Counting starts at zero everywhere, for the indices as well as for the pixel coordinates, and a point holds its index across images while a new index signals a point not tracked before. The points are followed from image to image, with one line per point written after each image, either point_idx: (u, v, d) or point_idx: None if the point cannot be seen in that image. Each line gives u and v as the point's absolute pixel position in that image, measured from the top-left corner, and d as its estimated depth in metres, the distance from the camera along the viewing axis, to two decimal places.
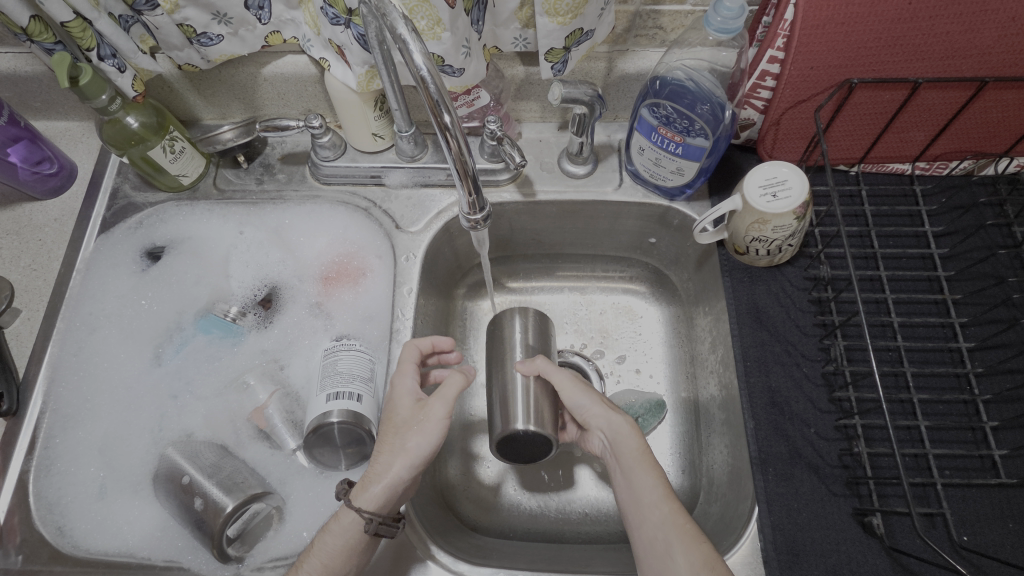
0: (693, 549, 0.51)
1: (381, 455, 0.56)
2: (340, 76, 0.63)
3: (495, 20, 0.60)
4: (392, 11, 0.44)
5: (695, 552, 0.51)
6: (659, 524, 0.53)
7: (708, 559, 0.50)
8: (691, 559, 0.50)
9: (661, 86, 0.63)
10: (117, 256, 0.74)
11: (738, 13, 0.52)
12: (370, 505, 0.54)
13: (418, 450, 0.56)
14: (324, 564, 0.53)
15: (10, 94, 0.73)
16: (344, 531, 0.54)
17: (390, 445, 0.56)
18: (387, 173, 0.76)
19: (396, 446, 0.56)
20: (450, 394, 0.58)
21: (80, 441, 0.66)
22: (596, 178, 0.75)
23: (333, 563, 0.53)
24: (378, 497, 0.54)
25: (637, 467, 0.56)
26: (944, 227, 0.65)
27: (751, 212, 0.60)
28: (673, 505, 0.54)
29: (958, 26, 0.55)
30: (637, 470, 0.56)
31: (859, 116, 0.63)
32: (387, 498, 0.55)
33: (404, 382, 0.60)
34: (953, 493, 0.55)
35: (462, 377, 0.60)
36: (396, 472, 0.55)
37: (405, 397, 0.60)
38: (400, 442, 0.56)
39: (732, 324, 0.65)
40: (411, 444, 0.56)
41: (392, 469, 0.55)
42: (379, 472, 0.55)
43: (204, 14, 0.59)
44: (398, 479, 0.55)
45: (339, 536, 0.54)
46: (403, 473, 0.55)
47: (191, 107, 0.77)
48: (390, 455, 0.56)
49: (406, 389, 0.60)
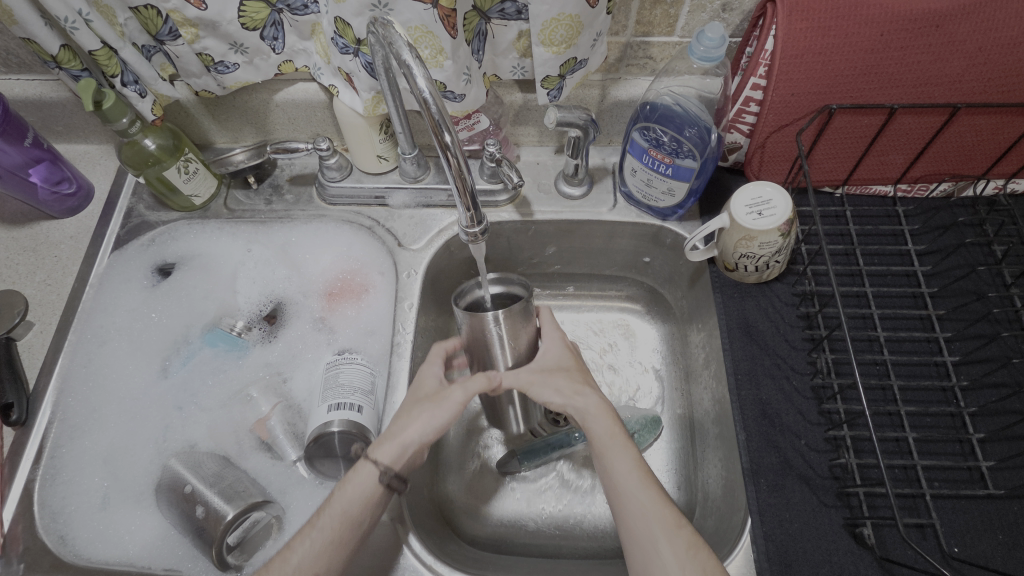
0: (676, 538, 0.52)
1: (399, 418, 0.59)
2: (348, 101, 0.67)
3: (495, 50, 0.64)
4: (398, 40, 0.47)
5: (678, 541, 0.52)
6: (640, 514, 0.54)
7: (691, 546, 0.52)
8: (675, 548, 0.52)
9: (651, 110, 0.66)
10: (129, 271, 0.77)
11: (720, 42, 0.56)
12: (385, 458, 0.57)
13: (433, 420, 0.58)
14: (344, 512, 0.55)
15: (35, 118, 0.77)
16: (362, 481, 0.56)
17: (407, 412, 0.60)
18: (390, 194, 0.79)
19: (411, 412, 0.59)
20: (472, 388, 0.60)
21: (85, 450, 0.67)
22: (591, 199, 0.78)
23: (352, 510, 0.55)
24: (394, 450, 0.57)
25: (614, 449, 0.58)
26: (926, 246, 0.68)
27: (738, 230, 0.63)
28: (653, 490, 0.55)
29: (928, 56, 0.59)
30: (613, 451, 0.58)
31: (840, 139, 0.66)
32: (400, 455, 0.57)
33: (430, 369, 0.64)
34: (944, 504, 0.56)
35: (486, 380, 0.61)
36: (410, 435, 0.58)
37: (428, 380, 0.63)
38: (417, 410, 0.59)
39: (723, 338, 0.67)
40: (427, 413, 0.59)
41: (406, 432, 0.58)
42: (396, 431, 0.58)
43: (222, 44, 0.63)
44: (410, 441, 0.58)
45: (358, 484, 0.56)
46: (416, 438, 0.58)
47: (205, 131, 0.81)
48: (408, 419, 0.59)
49: (431, 373, 0.63)
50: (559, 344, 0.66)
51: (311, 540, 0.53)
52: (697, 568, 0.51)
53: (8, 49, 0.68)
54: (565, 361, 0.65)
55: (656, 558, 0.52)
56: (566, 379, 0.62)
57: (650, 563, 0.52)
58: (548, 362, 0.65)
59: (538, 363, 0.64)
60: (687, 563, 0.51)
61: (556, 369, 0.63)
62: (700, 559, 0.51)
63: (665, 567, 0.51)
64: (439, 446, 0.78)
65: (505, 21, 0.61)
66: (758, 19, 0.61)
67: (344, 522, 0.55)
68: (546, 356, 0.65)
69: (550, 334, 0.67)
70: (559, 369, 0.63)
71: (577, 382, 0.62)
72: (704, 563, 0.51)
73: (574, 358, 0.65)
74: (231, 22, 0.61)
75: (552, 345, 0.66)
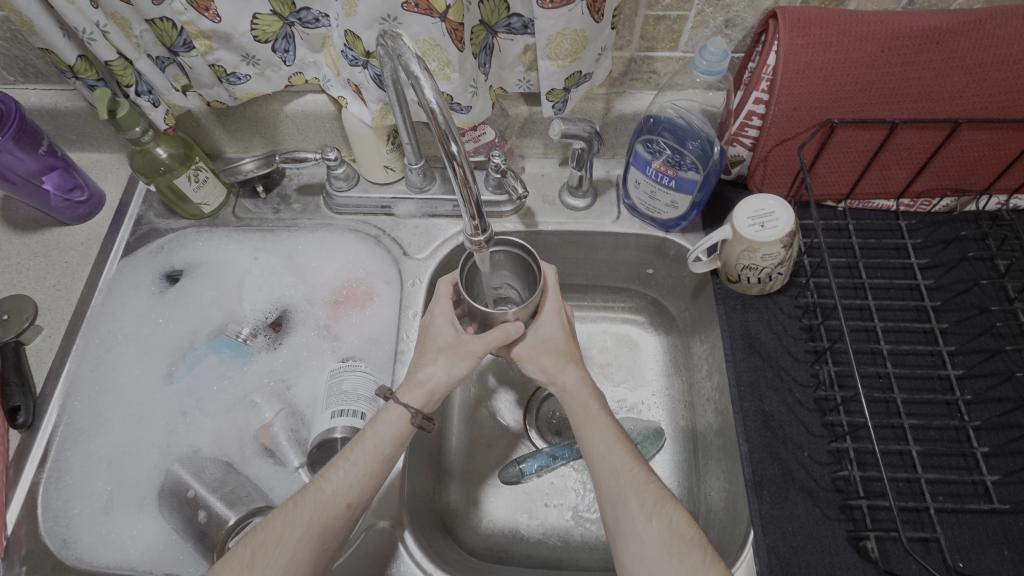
0: (644, 492, 0.55)
1: (422, 367, 0.60)
2: (356, 112, 0.68)
3: (501, 64, 0.65)
4: (407, 52, 0.48)
5: (646, 494, 0.55)
6: (610, 474, 0.57)
7: (658, 499, 0.54)
8: (642, 501, 0.54)
9: (654, 124, 0.67)
10: (138, 277, 0.78)
11: (722, 57, 0.57)
12: (414, 403, 0.58)
13: (457, 370, 0.59)
14: (378, 449, 0.56)
15: (50, 127, 0.79)
16: (393, 422, 0.57)
17: (430, 359, 0.60)
18: (396, 204, 0.80)
19: (435, 360, 0.60)
20: (491, 342, 0.60)
21: (90, 454, 0.67)
22: (595, 211, 0.79)
23: (386, 448, 0.57)
24: (423, 395, 0.59)
25: (589, 419, 0.60)
26: (929, 260, 0.68)
27: (740, 242, 0.63)
28: (623, 450, 0.58)
29: (929, 72, 0.60)
30: (589, 422, 0.60)
31: (842, 153, 0.67)
32: (428, 400, 0.59)
33: (443, 314, 0.62)
34: (948, 519, 0.55)
35: (505, 335, 0.59)
36: (437, 383, 0.59)
37: (444, 328, 0.61)
38: (440, 359, 0.60)
39: (726, 350, 0.67)
40: (450, 364, 0.59)
41: (435, 377, 0.59)
42: (423, 379, 0.59)
43: (234, 56, 0.65)
44: (438, 389, 0.59)
45: (389, 424, 0.57)
46: (443, 385, 0.59)
47: (215, 140, 0.82)
48: (433, 366, 0.60)
49: (445, 320, 0.61)
50: (556, 323, 0.63)
51: (346, 470, 0.55)
52: (662, 519, 0.53)
53: (26, 60, 0.70)
54: (557, 340, 0.63)
55: (625, 512, 0.55)
56: (552, 358, 0.63)
57: (619, 515, 0.55)
58: (540, 336, 0.63)
59: (531, 336, 0.63)
60: (653, 513, 0.53)
61: (546, 347, 0.63)
62: (665, 510, 0.54)
63: (631, 518, 0.54)
64: (442, 454, 0.78)
65: (511, 36, 0.62)
66: (760, 35, 0.63)
67: (378, 457, 0.56)
68: (540, 331, 0.63)
69: (546, 312, 0.63)
70: (546, 349, 0.63)
71: (561, 360, 0.63)
72: (671, 514, 0.53)
73: (566, 337, 0.64)
74: (244, 34, 0.62)
75: (548, 322, 0.63)
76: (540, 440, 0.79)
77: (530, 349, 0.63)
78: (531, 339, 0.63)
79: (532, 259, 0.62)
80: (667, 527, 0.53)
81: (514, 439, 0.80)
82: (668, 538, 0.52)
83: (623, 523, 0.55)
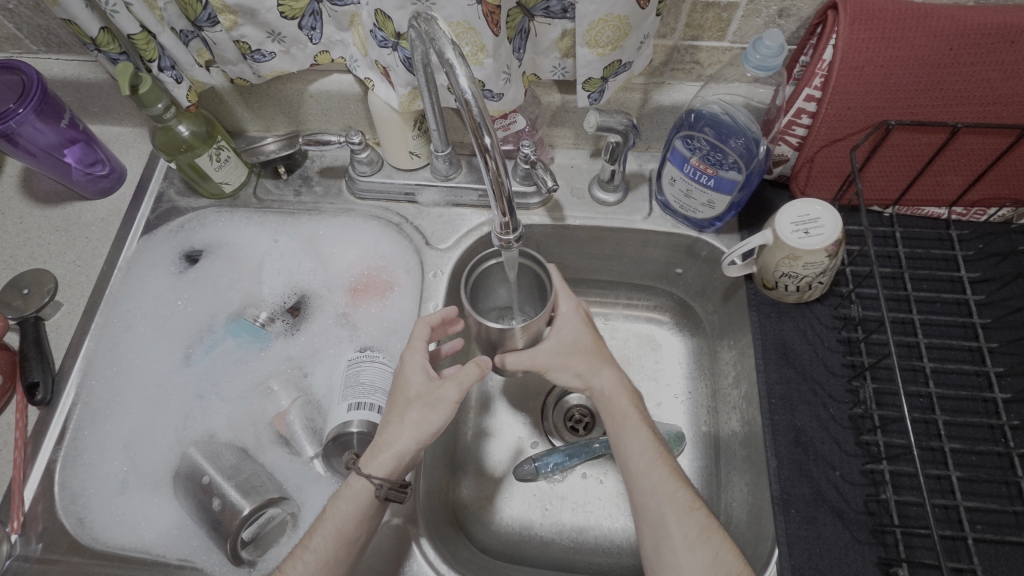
0: (687, 519, 0.53)
1: (389, 426, 0.56)
2: (383, 95, 0.65)
3: (536, 49, 0.62)
4: (441, 36, 0.45)
5: (690, 522, 0.53)
6: (653, 494, 0.56)
7: (703, 529, 0.53)
8: (686, 530, 0.53)
9: (695, 119, 0.64)
10: (157, 256, 0.77)
11: (777, 51, 0.53)
12: (381, 472, 0.54)
13: (428, 424, 0.56)
14: (336, 530, 0.53)
15: (72, 99, 0.78)
16: (356, 497, 0.54)
17: (398, 416, 0.56)
18: (420, 191, 0.77)
19: (403, 417, 0.56)
20: (465, 382, 0.57)
21: (105, 434, 0.67)
22: (625, 206, 0.75)
23: (345, 528, 0.53)
24: (390, 462, 0.55)
25: (628, 427, 0.60)
26: (980, 274, 0.64)
27: (781, 248, 0.60)
28: (665, 469, 0.56)
29: (1000, 74, 0.56)
30: (627, 431, 0.59)
31: (895, 158, 0.63)
32: (397, 465, 0.55)
33: (414, 358, 0.59)
34: (985, 549, 0.52)
35: (479, 369, 0.58)
36: (405, 444, 0.55)
37: (415, 375, 0.58)
38: (409, 415, 0.56)
39: (758, 359, 0.64)
40: (420, 417, 0.56)
41: (401, 440, 0.55)
42: (388, 441, 0.55)
43: (260, 32, 0.63)
44: (407, 450, 0.55)
45: (350, 501, 0.54)
46: (413, 445, 0.55)
47: (238, 118, 0.80)
48: (399, 425, 0.56)
49: (416, 365, 0.59)
50: (576, 321, 0.63)
51: (303, 562, 0.51)
52: (708, 552, 0.52)
53: (48, 30, 0.69)
54: (583, 340, 0.63)
55: (667, 540, 0.53)
56: (583, 361, 0.63)
57: (661, 545, 0.54)
58: (563, 342, 0.63)
59: (554, 343, 0.63)
60: (698, 545, 0.52)
61: (573, 351, 0.63)
62: (712, 542, 0.52)
63: (674, 547, 0.53)
64: (456, 446, 0.76)
65: (549, 20, 0.58)
66: (816, 26, 0.59)
67: (340, 540, 0.53)
68: (562, 336, 0.63)
69: (564, 313, 0.63)
70: (575, 352, 0.63)
71: (593, 364, 0.63)
72: (717, 546, 0.52)
73: (592, 334, 0.64)
74: (270, 10, 0.60)
75: (567, 324, 0.63)
76: (557, 439, 0.78)
77: (556, 356, 0.62)
78: (554, 347, 0.63)
79: (542, 269, 0.62)
80: (713, 560, 0.51)
81: (529, 435, 0.78)
82: (713, 572, 0.50)
83: (665, 552, 0.53)
